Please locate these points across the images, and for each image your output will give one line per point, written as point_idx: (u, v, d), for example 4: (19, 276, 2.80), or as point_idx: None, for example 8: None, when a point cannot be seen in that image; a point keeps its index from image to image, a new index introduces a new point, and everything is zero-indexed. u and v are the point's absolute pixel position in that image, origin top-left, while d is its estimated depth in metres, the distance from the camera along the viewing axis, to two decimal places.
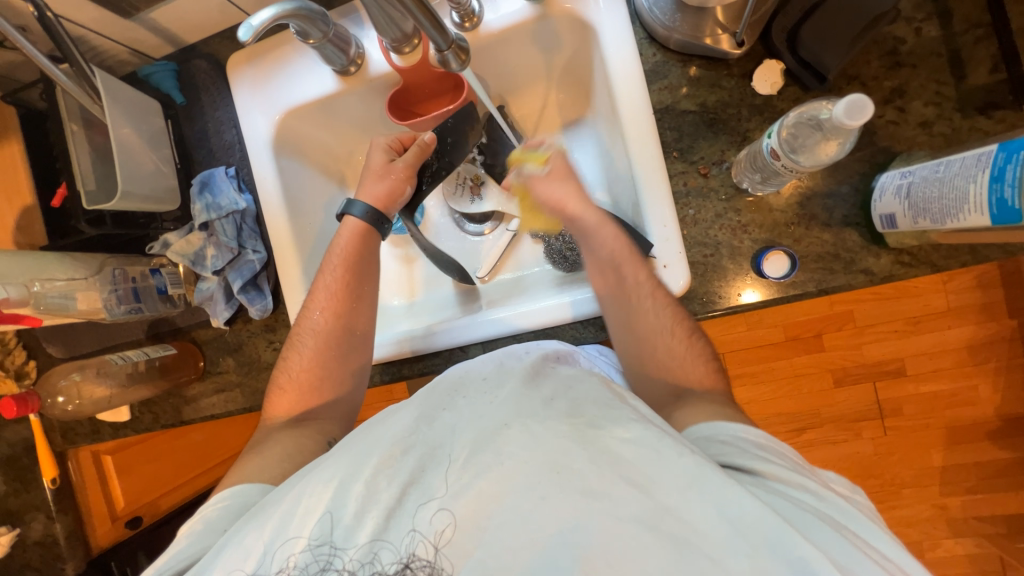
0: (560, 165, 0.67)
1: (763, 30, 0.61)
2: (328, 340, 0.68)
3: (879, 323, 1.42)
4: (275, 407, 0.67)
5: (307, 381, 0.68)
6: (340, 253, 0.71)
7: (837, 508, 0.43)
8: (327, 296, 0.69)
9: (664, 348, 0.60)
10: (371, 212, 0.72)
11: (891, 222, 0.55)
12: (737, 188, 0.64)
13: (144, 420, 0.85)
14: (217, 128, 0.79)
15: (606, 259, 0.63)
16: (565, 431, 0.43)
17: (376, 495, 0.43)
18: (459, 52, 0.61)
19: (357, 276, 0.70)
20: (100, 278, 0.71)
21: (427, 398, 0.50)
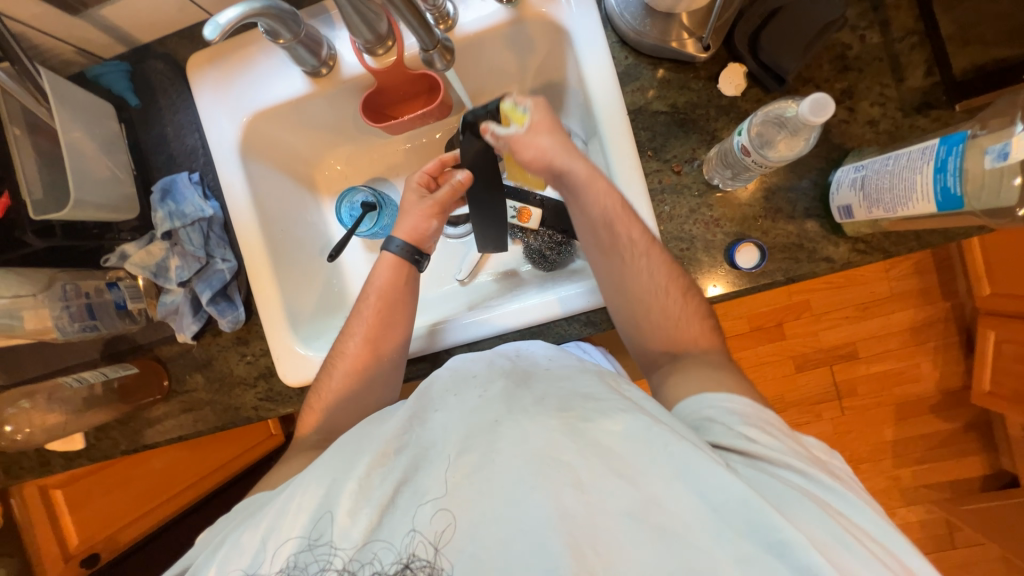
0: (545, 117, 0.64)
1: (725, 35, 0.64)
2: (360, 366, 0.66)
3: (832, 310, 1.52)
4: (304, 424, 0.66)
5: (337, 403, 0.66)
6: (378, 288, 0.69)
7: (825, 485, 0.43)
8: (361, 323, 0.68)
9: (660, 312, 0.61)
10: (405, 248, 0.70)
11: (848, 213, 0.59)
12: (709, 184, 0.67)
13: (101, 447, 0.79)
14: (177, 133, 0.75)
15: (598, 217, 0.62)
16: (555, 423, 0.42)
17: (370, 492, 0.43)
18: (444, 53, 0.64)
19: (392, 308, 0.69)
20: (49, 294, 0.65)
21: (419, 399, 0.49)
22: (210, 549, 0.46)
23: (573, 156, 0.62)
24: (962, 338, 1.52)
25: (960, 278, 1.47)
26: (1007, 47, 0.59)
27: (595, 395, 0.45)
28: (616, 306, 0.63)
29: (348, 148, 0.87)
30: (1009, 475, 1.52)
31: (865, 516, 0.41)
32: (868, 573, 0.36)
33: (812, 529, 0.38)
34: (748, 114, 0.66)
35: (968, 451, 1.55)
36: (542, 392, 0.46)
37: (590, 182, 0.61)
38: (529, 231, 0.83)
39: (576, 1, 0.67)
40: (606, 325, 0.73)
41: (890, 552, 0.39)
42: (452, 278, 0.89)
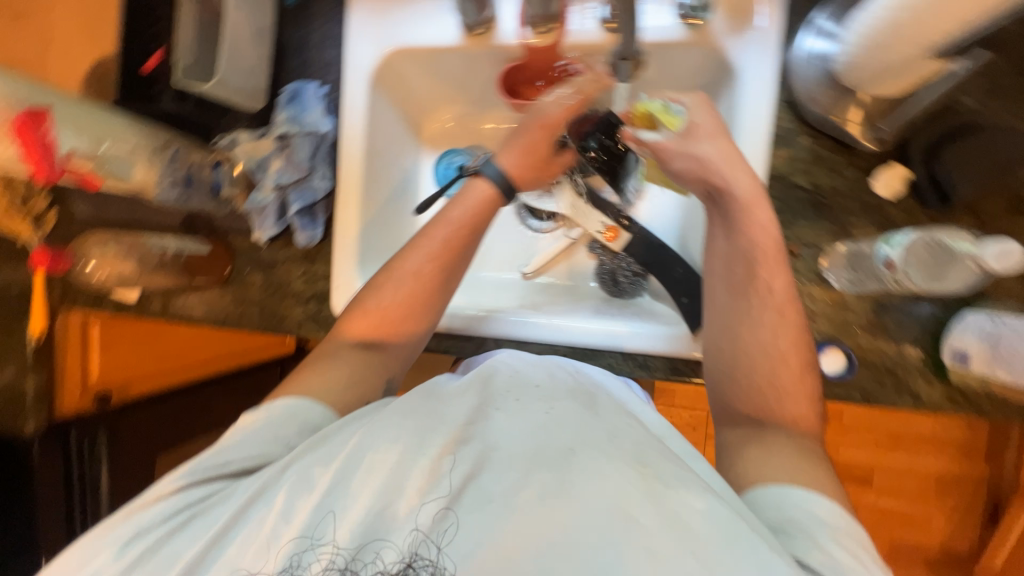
0: (708, 119, 0.62)
1: (902, 133, 0.59)
2: (424, 285, 0.64)
3: (863, 430, 1.45)
4: (349, 326, 0.64)
5: (393, 316, 0.64)
6: (469, 212, 0.66)
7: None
8: (439, 246, 0.65)
9: (767, 371, 0.57)
10: (506, 179, 0.67)
11: (962, 359, 0.57)
12: (821, 276, 0.63)
13: (149, 307, 0.82)
14: (319, 42, 0.76)
15: (743, 248, 0.60)
16: (633, 476, 0.40)
17: (439, 477, 0.42)
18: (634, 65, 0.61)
19: (471, 236, 0.66)
20: (161, 155, 0.69)
21: (483, 390, 0.48)
22: (279, 467, 0.45)
23: (737, 170, 0.60)
24: (987, 510, 1.41)
25: (1011, 448, 1.37)
26: None
27: (666, 458, 0.42)
28: (716, 358, 0.61)
29: (465, 109, 0.86)
30: None
31: None
32: None
33: None
34: (892, 221, 0.61)
35: None
36: (613, 428, 0.44)
37: (748, 213, 0.60)
38: (610, 251, 0.82)
39: (758, 43, 0.63)
40: (658, 372, 0.71)
41: None
42: (516, 268, 0.88)
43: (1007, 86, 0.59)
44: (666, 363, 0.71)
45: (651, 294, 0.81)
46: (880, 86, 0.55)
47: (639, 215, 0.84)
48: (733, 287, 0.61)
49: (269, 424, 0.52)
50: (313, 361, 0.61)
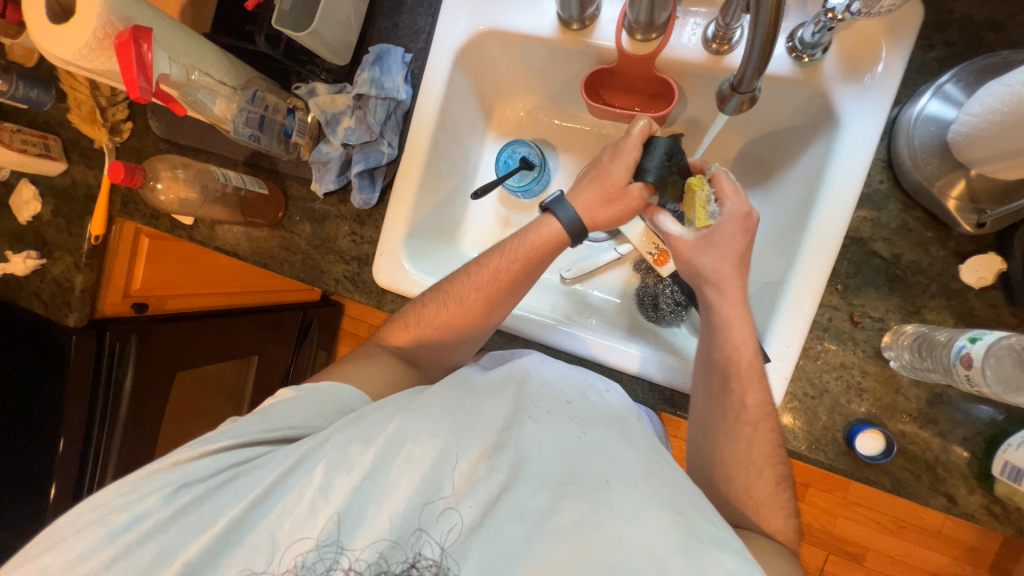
0: (729, 230, 0.59)
1: (1006, 223, 0.55)
2: (467, 313, 0.62)
3: (867, 508, 1.39)
4: (393, 334, 0.65)
5: (430, 335, 0.63)
6: (528, 249, 0.62)
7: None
8: (489, 280, 0.62)
9: (746, 483, 0.55)
10: (577, 223, 0.61)
11: (1015, 476, 0.52)
12: (878, 353, 0.59)
13: (201, 233, 0.85)
14: (413, 7, 0.75)
15: (718, 360, 0.58)
16: (664, 519, 0.40)
17: (475, 481, 0.43)
18: (743, 102, 0.56)
19: (524, 277, 0.62)
20: (243, 93, 0.69)
21: (518, 395, 0.50)
22: (319, 439, 0.46)
23: (730, 286, 0.58)
24: None
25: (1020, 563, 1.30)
26: None
27: (698, 504, 0.42)
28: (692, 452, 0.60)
29: (541, 102, 0.84)
30: None
31: None
32: None
33: None
34: (969, 311, 0.57)
35: None
36: (646, 466, 0.44)
37: (729, 327, 0.58)
38: (655, 275, 0.80)
39: (869, 97, 0.59)
40: (683, 411, 0.69)
41: None
42: (556, 271, 0.87)
43: None
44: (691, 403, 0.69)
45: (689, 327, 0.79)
46: (996, 168, 0.51)
47: None
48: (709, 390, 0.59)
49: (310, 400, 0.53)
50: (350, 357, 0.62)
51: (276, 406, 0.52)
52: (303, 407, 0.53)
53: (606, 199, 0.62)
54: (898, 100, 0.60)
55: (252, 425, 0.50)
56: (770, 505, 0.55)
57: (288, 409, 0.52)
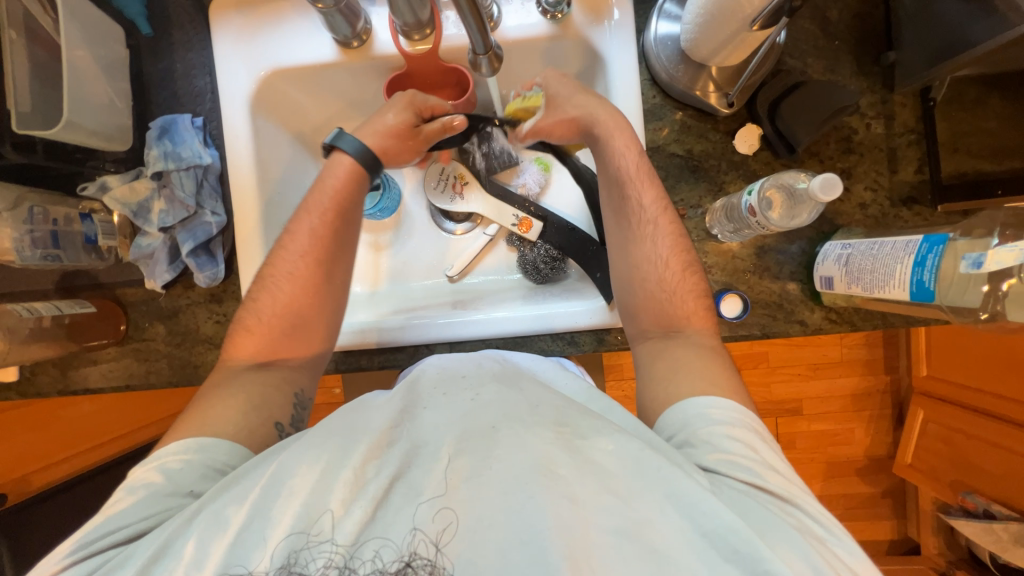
0: (562, 87, 0.69)
1: (749, 97, 0.68)
2: (303, 281, 0.64)
3: (787, 366, 1.61)
4: (239, 348, 0.62)
5: (280, 325, 0.63)
6: (333, 193, 0.67)
7: (801, 510, 0.45)
8: (310, 240, 0.66)
9: (657, 280, 0.63)
10: (365, 154, 0.68)
11: (829, 284, 0.63)
12: (709, 233, 0.70)
13: (36, 383, 0.73)
14: (187, 72, 0.72)
15: (614, 175, 0.66)
16: (552, 437, 0.44)
17: (364, 484, 0.42)
18: (494, 60, 0.57)
19: (344, 221, 0.67)
20: (14, 215, 0.61)
21: (407, 394, 0.50)
22: (183, 517, 0.43)
23: (603, 114, 0.66)
24: (894, 413, 1.63)
25: (902, 356, 1.58)
26: (988, 162, 0.65)
27: (580, 413, 0.47)
28: (618, 273, 0.67)
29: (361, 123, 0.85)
30: (912, 542, 1.66)
31: (823, 527, 0.45)
32: None
33: (791, 557, 0.40)
34: (755, 173, 0.70)
35: (880, 514, 1.68)
36: (534, 400, 0.48)
37: (612, 134, 0.66)
38: (527, 241, 0.85)
39: (617, 31, 0.69)
40: (587, 347, 0.75)
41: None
42: (442, 273, 0.89)
43: (823, 48, 0.69)
44: (594, 336, 0.75)
45: (574, 274, 0.84)
46: (721, 58, 0.63)
47: (547, 201, 0.88)
48: (618, 211, 0.67)
49: (181, 474, 0.50)
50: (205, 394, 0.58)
51: (116, 515, 0.46)
52: (150, 498, 0.48)
53: (400, 141, 0.71)
54: (640, 27, 0.72)
55: (91, 533, 0.45)
56: (683, 290, 0.63)
57: (131, 508, 0.47)
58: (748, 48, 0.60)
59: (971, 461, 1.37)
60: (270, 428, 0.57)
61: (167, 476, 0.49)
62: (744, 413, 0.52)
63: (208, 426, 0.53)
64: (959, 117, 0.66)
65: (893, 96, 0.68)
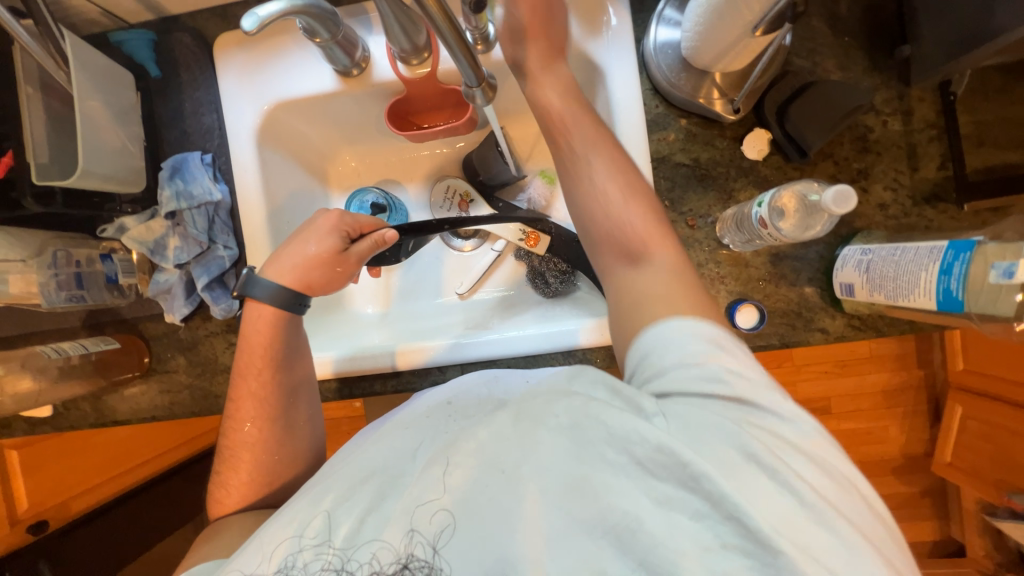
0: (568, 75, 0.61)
1: (756, 101, 0.66)
2: (261, 444, 0.62)
3: (813, 364, 1.56)
4: (224, 504, 0.62)
5: (255, 488, 0.62)
6: (259, 347, 0.63)
7: (755, 408, 0.40)
8: (255, 406, 0.63)
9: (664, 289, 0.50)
10: (283, 295, 0.63)
11: (849, 290, 0.60)
12: (720, 242, 0.68)
13: (68, 417, 0.76)
14: (195, 110, 0.74)
15: (579, 171, 0.57)
16: (503, 422, 0.44)
17: (337, 523, 0.44)
18: (488, 90, 0.57)
19: (282, 370, 0.64)
20: (40, 260, 0.64)
21: (390, 424, 0.51)
22: None
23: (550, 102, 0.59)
24: (931, 408, 1.57)
25: (936, 350, 1.52)
26: (1013, 153, 0.63)
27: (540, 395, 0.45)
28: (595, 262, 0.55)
29: (366, 147, 0.86)
30: (956, 543, 1.59)
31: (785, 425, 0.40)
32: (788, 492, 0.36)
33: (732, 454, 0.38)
34: (766, 179, 0.67)
35: (920, 514, 1.61)
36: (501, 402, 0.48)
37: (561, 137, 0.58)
38: (535, 255, 0.85)
39: (615, 42, 0.68)
40: (600, 363, 0.74)
41: (830, 475, 0.39)
42: (452, 290, 0.89)
43: (833, 45, 0.66)
44: (606, 352, 0.74)
45: (584, 286, 0.83)
46: (725, 64, 0.61)
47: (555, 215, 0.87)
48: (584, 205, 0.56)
49: None
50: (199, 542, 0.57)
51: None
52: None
53: (326, 269, 0.65)
54: (639, 35, 0.70)
55: None
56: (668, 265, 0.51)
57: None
58: (753, 52, 0.58)
59: (1016, 462, 1.27)
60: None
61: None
62: (699, 326, 0.45)
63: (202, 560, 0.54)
64: (983, 107, 0.63)
65: (910, 90, 0.65)
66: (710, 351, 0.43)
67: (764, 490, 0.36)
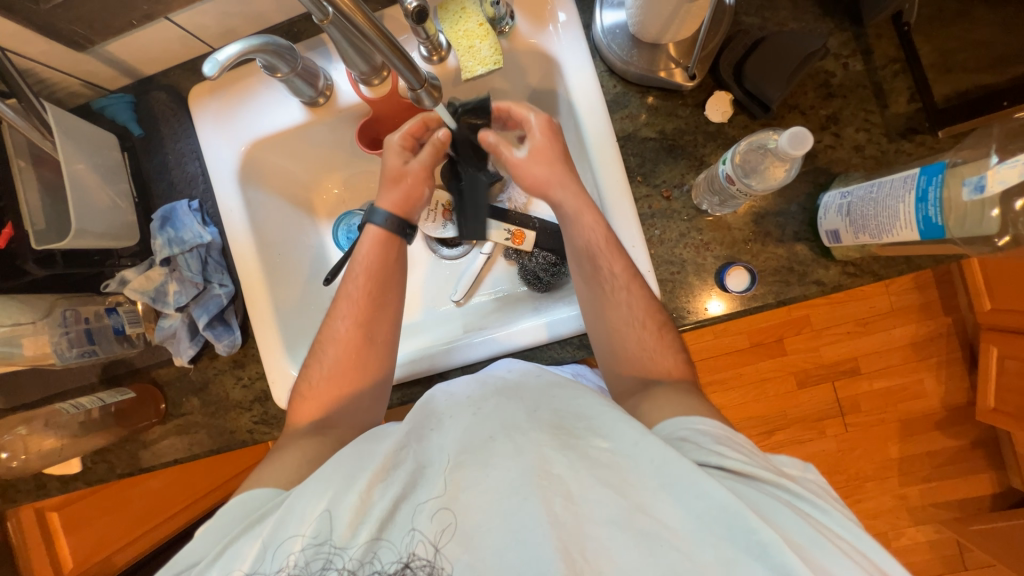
0: (545, 142, 0.68)
1: (711, 64, 0.66)
2: (351, 350, 0.67)
3: (832, 325, 1.52)
4: (299, 414, 0.65)
5: (328, 392, 0.66)
6: (364, 265, 0.71)
7: (800, 495, 0.44)
8: (350, 305, 0.69)
9: (636, 341, 0.62)
10: (393, 220, 0.72)
11: (836, 237, 0.59)
12: (698, 210, 0.68)
13: (97, 471, 0.79)
14: (179, 161, 0.77)
15: (582, 248, 0.65)
16: (547, 439, 0.45)
17: (369, 507, 0.44)
18: (432, 90, 0.59)
19: (381, 280, 0.70)
20: (49, 320, 0.67)
21: (418, 418, 0.52)
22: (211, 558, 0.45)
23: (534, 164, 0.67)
24: (966, 354, 1.50)
25: (960, 293, 1.46)
26: (987, 74, 0.60)
27: (580, 414, 0.47)
28: (595, 334, 0.65)
29: (347, 172, 0.89)
30: (1018, 493, 1.50)
31: (815, 507, 0.43)
32: (834, 566, 0.38)
33: (782, 527, 0.39)
34: (735, 140, 0.67)
35: (976, 468, 1.52)
36: (534, 406, 0.49)
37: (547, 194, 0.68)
38: (524, 252, 0.85)
39: (564, 32, 0.69)
40: None
41: (869, 559, 0.40)
42: (448, 299, 0.90)
43: None
44: None
45: None
46: (673, 32, 0.61)
47: (537, 210, 0.88)
48: (583, 275, 0.65)
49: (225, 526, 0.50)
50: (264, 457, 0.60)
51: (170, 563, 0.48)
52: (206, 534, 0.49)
53: (403, 187, 0.72)
54: (588, 22, 0.72)
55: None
56: (659, 347, 0.61)
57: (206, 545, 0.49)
58: (697, 16, 0.58)
59: None
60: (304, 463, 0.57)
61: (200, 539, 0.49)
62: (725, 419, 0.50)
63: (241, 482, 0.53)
64: (943, 34, 0.62)
65: (866, 30, 0.64)
66: (739, 438, 0.47)
67: (824, 565, 0.38)
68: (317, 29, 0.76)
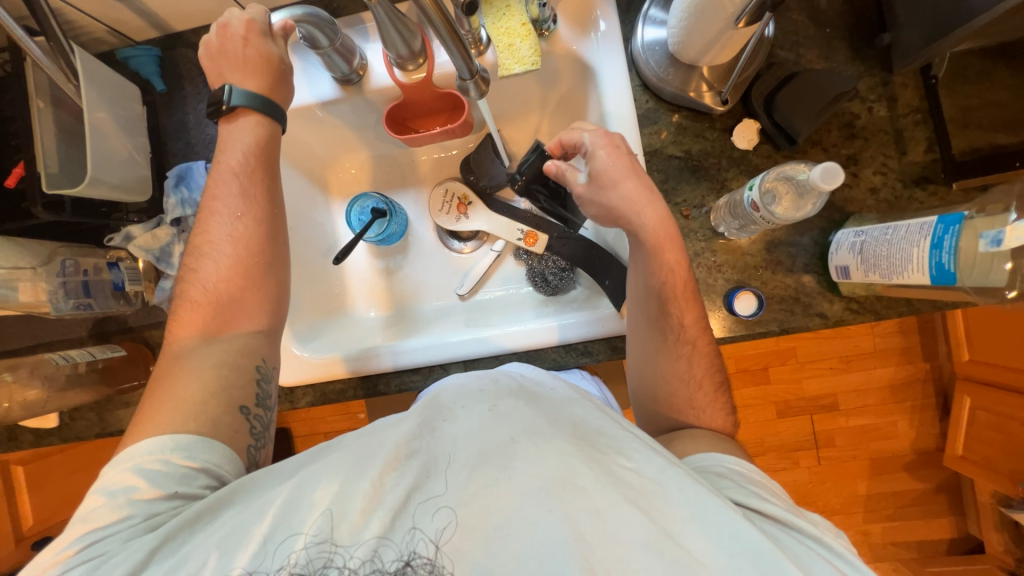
0: (617, 169, 0.63)
1: (744, 92, 0.68)
2: (237, 265, 0.60)
3: (817, 359, 1.55)
4: (183, 328, 0.58)
5: (225, 293, 0.60)
6: (247, 152, 0.62)
7: (825, 544, 0.45)
8: (240, 203, 0.61)
9: (686, 395, 0.63)
10: (255, 98, 0.62)
11: (846, 273, 0.61)
12: (715, 231, 0.69)
13: (75, 428, 0.76)
14: (199, 122, 0.76)
15: (654, 291, 0.63)
16: (570, 448, 0.44)
17: (382, 496, 0.44)
18: (482, 82, 0.59)
19: (262, 171, 0.63)
20: (48, 268, 0.65)
21: (428, 408, 0.51)
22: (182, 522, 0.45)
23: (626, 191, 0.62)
24: (940, 401, 1.55)
25: (940, 341, 1.51)
26: (1003, 134, 0.63)
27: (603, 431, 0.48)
28: (641, 377, 0.66)
29: (365, 154, 0.89)
30: (975, 540, 1.55)
31: (848, 563, 0.44)
32: None
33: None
34: (758, 168, 0.69)
35: (937, 512, 1.57)
36: (553, 414, 0.48)
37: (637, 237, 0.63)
38: (535, 254, 0.85)
39: (604, 42, 0.70)
40: (602, 355, 0.75)
41: None
42: (453, 291, 0.90)
43: (814, 36, 0.68)
44: (608, 344, 0.75)
45: (583, 283, 0.84)
46: (712, 56, 0.63)
47: None
48: (646, 319, 0.64)
49: (161, 476, 0.48)
50: (166, 373, 0.55)
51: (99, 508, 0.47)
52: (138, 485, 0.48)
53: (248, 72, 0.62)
54: (628, 35, 0.73)
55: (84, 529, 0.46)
56: (711, 407, 0.63)
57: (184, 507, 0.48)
58: (738, 43, 0.59)
59: None
60: (234, 411, 0.55)
61: (151, 480, 0.48)
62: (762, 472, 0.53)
63: (166, 427, 0.51)
64: (964, 91, 0.65)
65: (893, 78, 0.67)
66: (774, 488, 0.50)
67: None
68: (356, 7, 0.75)
